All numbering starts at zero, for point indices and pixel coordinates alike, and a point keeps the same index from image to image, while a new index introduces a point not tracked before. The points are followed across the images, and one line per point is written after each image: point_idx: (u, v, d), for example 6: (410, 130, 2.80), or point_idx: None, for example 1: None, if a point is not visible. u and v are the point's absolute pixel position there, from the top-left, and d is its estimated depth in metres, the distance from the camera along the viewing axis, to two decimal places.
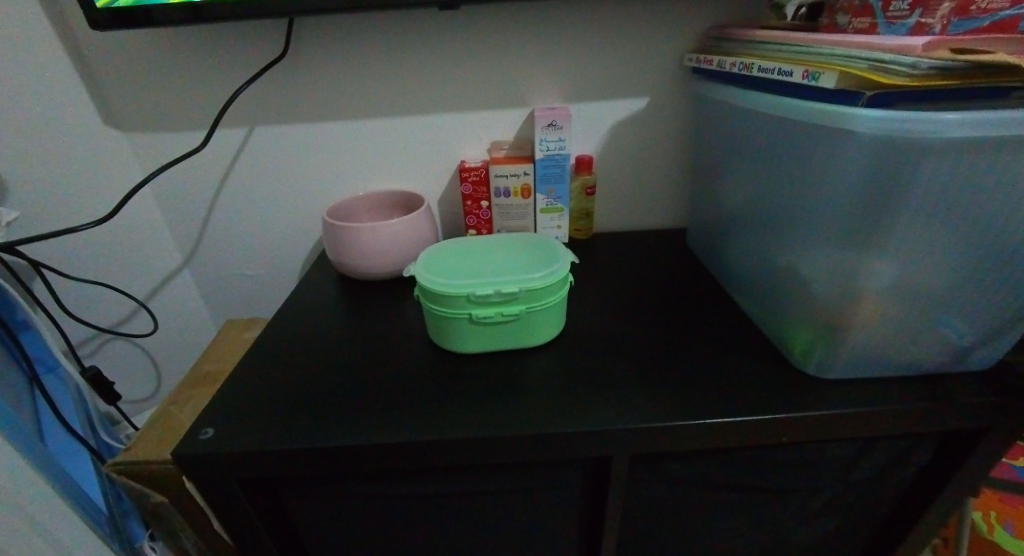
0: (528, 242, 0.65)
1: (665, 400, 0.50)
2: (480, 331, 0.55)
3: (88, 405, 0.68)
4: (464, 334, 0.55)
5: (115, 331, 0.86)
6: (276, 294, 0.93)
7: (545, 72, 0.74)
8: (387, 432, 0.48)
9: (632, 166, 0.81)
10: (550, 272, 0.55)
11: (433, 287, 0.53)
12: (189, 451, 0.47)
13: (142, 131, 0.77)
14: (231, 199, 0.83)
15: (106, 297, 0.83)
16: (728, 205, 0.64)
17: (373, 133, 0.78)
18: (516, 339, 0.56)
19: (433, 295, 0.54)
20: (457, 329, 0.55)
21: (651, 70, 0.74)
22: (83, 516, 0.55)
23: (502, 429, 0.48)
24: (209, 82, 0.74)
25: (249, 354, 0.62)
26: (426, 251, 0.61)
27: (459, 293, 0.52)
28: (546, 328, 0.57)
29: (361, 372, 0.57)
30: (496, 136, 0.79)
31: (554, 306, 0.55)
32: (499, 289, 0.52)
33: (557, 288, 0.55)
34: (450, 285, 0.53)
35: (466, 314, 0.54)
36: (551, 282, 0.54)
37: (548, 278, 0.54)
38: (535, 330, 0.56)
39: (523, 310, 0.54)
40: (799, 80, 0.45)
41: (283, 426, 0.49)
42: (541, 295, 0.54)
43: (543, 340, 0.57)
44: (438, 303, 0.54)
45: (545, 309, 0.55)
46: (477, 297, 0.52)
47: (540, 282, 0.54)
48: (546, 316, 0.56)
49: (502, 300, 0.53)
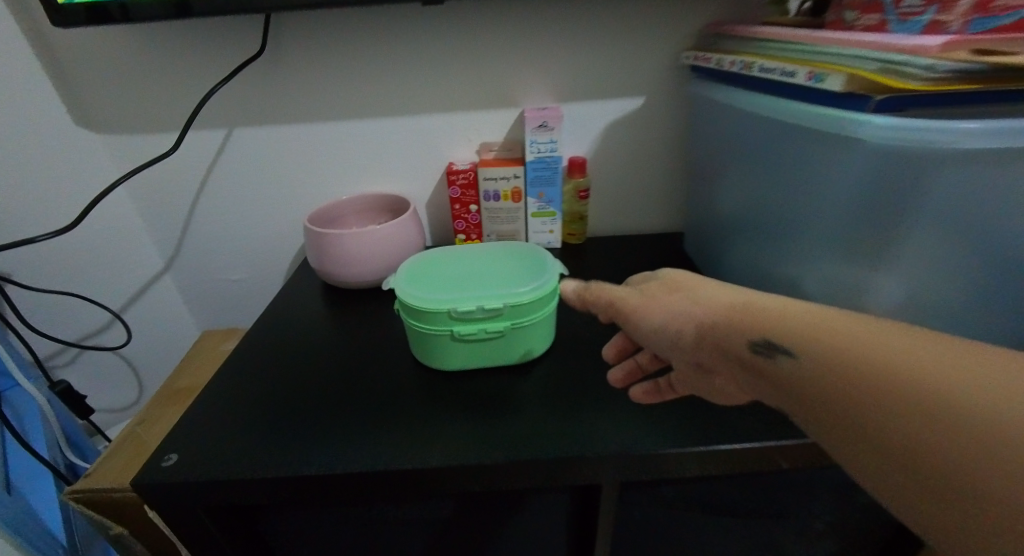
0: (516, 251, 0.61)
1: (659, 423, 0.47)
2: (462, 348, 0.52)
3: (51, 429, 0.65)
4: (446, 351, 0.52)
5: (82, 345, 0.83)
6: (261, 299, 0.91)
7: (536, 70, 0.70)
8: (357, 460, 0.45)
9: (628, 168, 0.78)
10: (540, 283, 0.52)
11: (411, 304, 0.50)
12: (148, 480, 0.45)
13: (118, 132, 0.74)
14: (212, 202, 0.81)
15: (76, 310, 0.81)
16: (728, 210, 0.61)
17: (357, 133, 0.75)
18: (502, 357, 0.53)
19: (412, 311, 0.51)
20: (438, 346, 0.52)
21: (647, 68, 0.70)
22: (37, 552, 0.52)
23: (481, 456, 0.45)
24: (184, 79, 0.70)
25: (223, 369, 0.59)
26: (407, 262, 0.58)
27: (437, 310, 0.49)
28: (535, 344, 0.54)
29: (338, 390, 0.54)
30: (485, 137, 0.76)
31: (542, 321, 0.53)
32: (480, 306, 0.49)
33: (546, 302, 0.52)
34: (429, 302, 0.50)
35: (446, 332, 0.51)
36: (540, 296, 0.51)
37: (537, 292, 0.51)
38: (522, 346, 0.53)
39: (509, 327, 0.51)
40: (803, 82, 0.41)
41: (249, 453, 0.47)
42: (528, 311, 0.51)
43: (531, 355, 0.54)
44: (417, 321, 0.51)
45: (531, 325, 0.52)
46: (459, 314, 0.49)
47: (527, 296, 0.51)
48: (535, 332, 0.53)
49: (485, 317, 0.50)
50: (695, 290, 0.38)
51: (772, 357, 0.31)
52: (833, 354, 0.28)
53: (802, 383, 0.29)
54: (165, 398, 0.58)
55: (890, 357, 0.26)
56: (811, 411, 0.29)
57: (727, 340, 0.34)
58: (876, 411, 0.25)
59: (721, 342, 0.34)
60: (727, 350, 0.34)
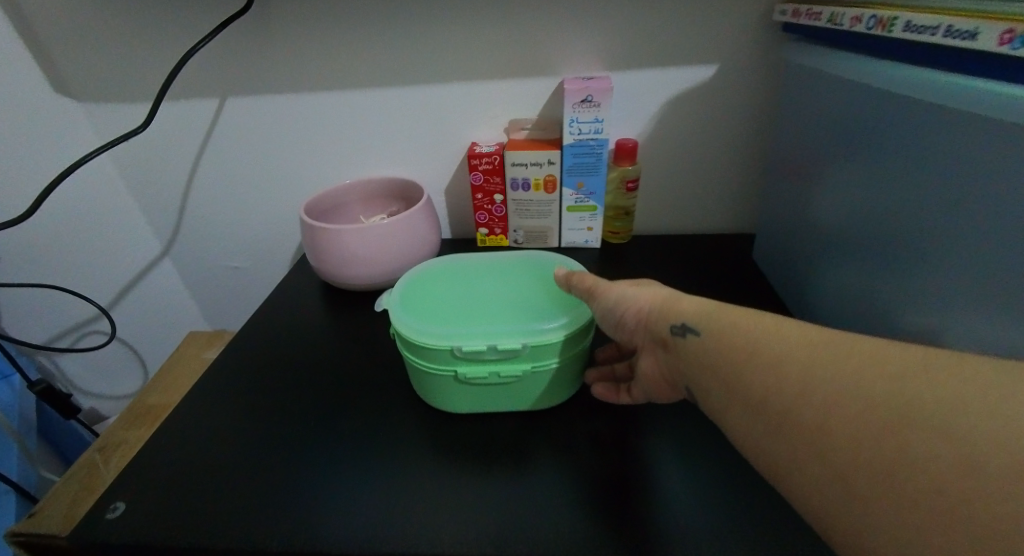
0: (538, 270, 0.51)
1: (719, 509, 0.36)
2: (469, 393, 0.42)
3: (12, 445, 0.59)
4: (451, 395, 0.43)
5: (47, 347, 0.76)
6: (265, 288, 0.83)
7: (582, 29, 0.56)
8: (336, 535, 0.36)
9: (689, 154, 0.64)
10: (571, 318, 0.42)
11: (409, 335, 0.41)
12: (87, 538, 0.37)
13: (95, 101, 0.65)
14: (207, 182, 0.72)
15: (71, 309, 0.76)
16: (824, 216, 0.47)
17: (365, 106, 0.64)
18: (518, 405, 0.43)
19: (410, 344, 0.41)
20: (441, 387, 0.42)
21: (725, 27, 0.55)
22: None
23: (488, 544, 0.35)
24: (165, 39, 0.60)
25: (198, 387, 0.51)
26: (402, 283, 0.49)
27: (440, 347, 0.40)
28: (559, 393, 0.44)
29: (325, 427, 0.45)
30: (515, 113, 0.63)
31: (571, 365, 0.42)
32: (494, 345, 0.39)
33: (576, 343, 0.42)
34: (430, 335, 0.40)
35: (451, 373, 0.41)
36: (570, 336, 0.41)
37: (567, 331, 0.40)
38: (543, 393, 0.43)
39: (530, 372, 0.41)
40: (992, 49, 0.28)
41: (208, 511, 0.38)
42: (554, 353, 0.41)
43: (553, 404, 0.44)
44: (416, 356, 0.41)
45: (556, 369, 0.42)
46: (467, 353, 0.40)
47: (553, 335, 0.40)
48: (560, 378, 0.43)
49: (498, 360, 0.40)
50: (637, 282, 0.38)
51: (688, 338, 0.33)
52: (759, 343, 0.29)
53: (711, 365, 0.31)
54: (132, 418, 0.51)
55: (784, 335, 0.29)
56: (702, 387, 0.32)
57: (655, 324, 0.35)
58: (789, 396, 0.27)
59: (650, 326, 0.36)
60: (653, 334, 0.36)
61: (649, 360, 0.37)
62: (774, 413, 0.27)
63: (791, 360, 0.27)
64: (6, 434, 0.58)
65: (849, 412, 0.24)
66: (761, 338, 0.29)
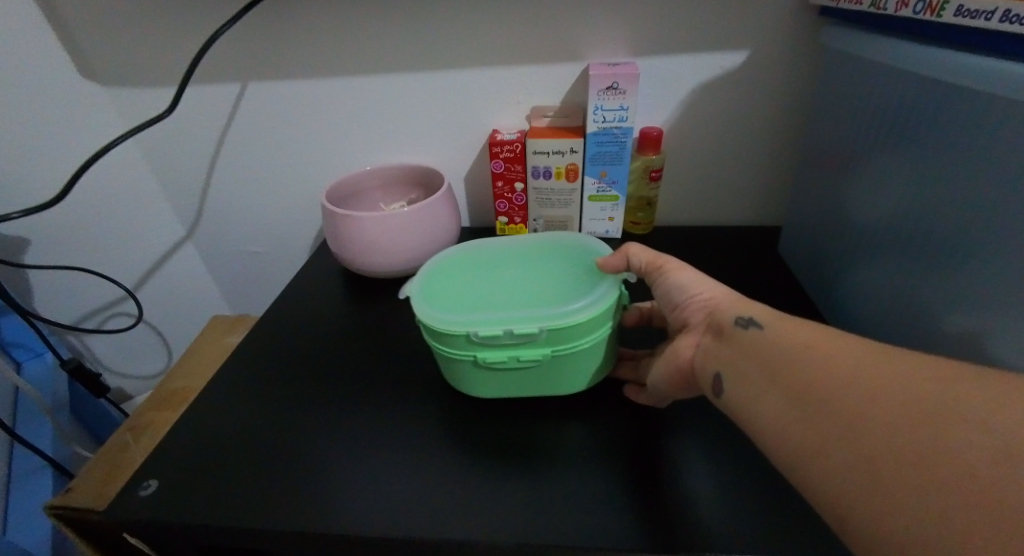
0: (563, 249, 0.50)
1: (747, 505, 0.36)
2: (491, 376, 0.42)
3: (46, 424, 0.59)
4: (472, 378, 0.43)
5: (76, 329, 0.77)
6: (286, 273, 0.83)
7: (609, 13, 0.55)
8: (360, 519, 0.36)
9: (715, 143, 0.62)
10: (591, 298, 0.40)
11: (425, 322, 0.40)
12: (119, 514, 0.38)
13: (121, 85, 0.65)
14: (229, 168, 0.72)
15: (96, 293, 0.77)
16: (858, 210, 0.46)
17: (387, 92, 0.63)
18: (542, 387, 0.43)
19: (428, 330, 0.41)
20: (462, 372, 0.42)
21: (759, 13, 0.53)
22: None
23: (511, 532, 0.35)
24: (188, 23, 0.60)
25: (221, 371, 0.51)
26: (432, 260, 0.49)
27: (455, 332, 0.39)
28: (585, 372, 0.42)
29: (348, 412, 0.45)
30: (538, 100, 0.62)
31: (594, 347, 0.41)
32: (511, 329, 0.38)
33: (599, 323, 0.40)
34: (446, 321, 0.40)
35: (470, 357, 0.40)
36: (591, 318, 0.39)
37: (588, 312, 0.39)
38: (566, 376, 0.42)
39: (552, 354, 0.40)
40: None
41: (234, 491, 0.39)
42: (574, 334, 0.39)
43: (582, 385, 0.43)
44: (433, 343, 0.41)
45: (580, 352, 0.40)
46: (484, 337, 0.39)
47: (578, 316, 0.39)
48: (584, 360, 0.41)
49: (517, 343, 0.39)
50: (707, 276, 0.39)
51: (749, 329, 0.33)
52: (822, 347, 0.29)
53: (762, 354, 0.31)
54: (159, 400, 0.52)
55: (850, 344, 0.28)
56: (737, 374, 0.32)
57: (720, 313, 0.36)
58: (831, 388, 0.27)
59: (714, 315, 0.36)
60: (711, 321, 0.36)
61: (688, 343, 0.37)
62: (816, 408, 0.27)
63: (851, 361, 0.27)
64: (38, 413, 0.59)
65: (898, 416, 0.24)
66: (826, 343, 0.29)
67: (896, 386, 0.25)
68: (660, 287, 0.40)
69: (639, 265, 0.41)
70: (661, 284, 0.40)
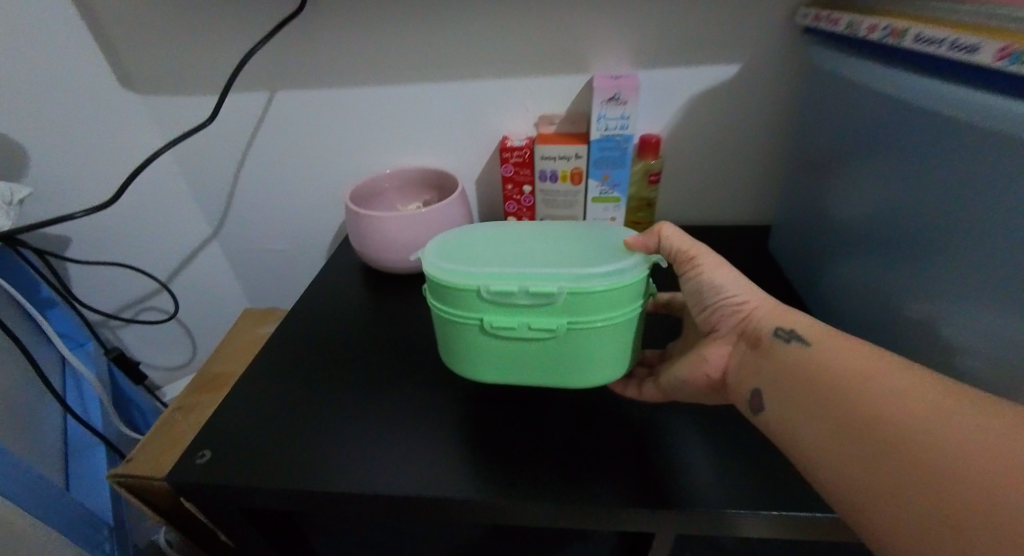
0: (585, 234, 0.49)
1: (734, 471, 0.41)
2: (500, 347, 0.42)
3: (98, 404, 0.65)
4: (480, 349, 0.42)
5: (118, 317, 0.84)
6: (306, 270, 0.88)
7: (611, 29, 0.60)
8: (394, 482, 0.41)
9: (712, 149, 0.67)
10: (615, 273, 0.40)
11: (439, 277, 0.41)
12: (181, 478, 0.43)
13: (158, 96, 0.70)
14: (255, 171, 0.77)
15: (129, 284, 0.83)
16: (838, 213, 0.51)
17: (405, 101, 0.68)
18: (554, 367, 0.42)
19: (437, 289, 0.41)
20: (469, 341, 0.42)
21: (751, 30, 0.58)
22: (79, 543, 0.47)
23: (525, 492, 0.40)
24: (223, 39, 0.65)
25: (258, 358, 0.56)
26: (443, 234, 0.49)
27: (467, 287, 0.39)
28: (596, 358, 0.41)
29: (375, 394, 0.50)
30: (546, 109, 0.67)
31: (612, 324, 0.40)
32: (527, 288, 0.39)
33: (616, 300, 0.39)
34: (460, 274, 0.40)
35: (479, 321, 0.41)
36: (611, 288, 0.39)
37: (605, 283, 0.38)
38: (580, 355, 0.41)
39: (562, 325, 0.40)
40: (989, 63, 0.31)
41: (280, 460, 0.44)
42: (588, 304, 0.39)
43: (599, 369, 0.42)
44: (439, 299, 0.41)
45: (597, 326, 0.40)
46: (494, 295, 0.39)
47: (599, 284, 0.39)
48: (596, 340, 0.41)
49: (529, 304, 0.39)
50: (738, 274, 0.40)
51: (792, 344, 0.36)
52: (857, 368, 0.32)
53: (801, 371, 0.34)
54: (203, 384, 0.57)
55: (879, 367, 0.31)
56: (772, 392, 0.36)
57: (759, 326, 0.38)
58: (853, 397, 0.31)
59: (750, 324, 0.39)
60: (747, 330, 0.39)
61: (723, 352, 0.40)
62: (855, 425, 0.30)
63: (886, 385, 0.30)
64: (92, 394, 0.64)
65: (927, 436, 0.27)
66: (864, 363, 0.32)
67: (920, 407, 0.28)
68: (692, 280, 0.40)
69: (670, 250, 0.41)
70: (693, 277, 0.40)
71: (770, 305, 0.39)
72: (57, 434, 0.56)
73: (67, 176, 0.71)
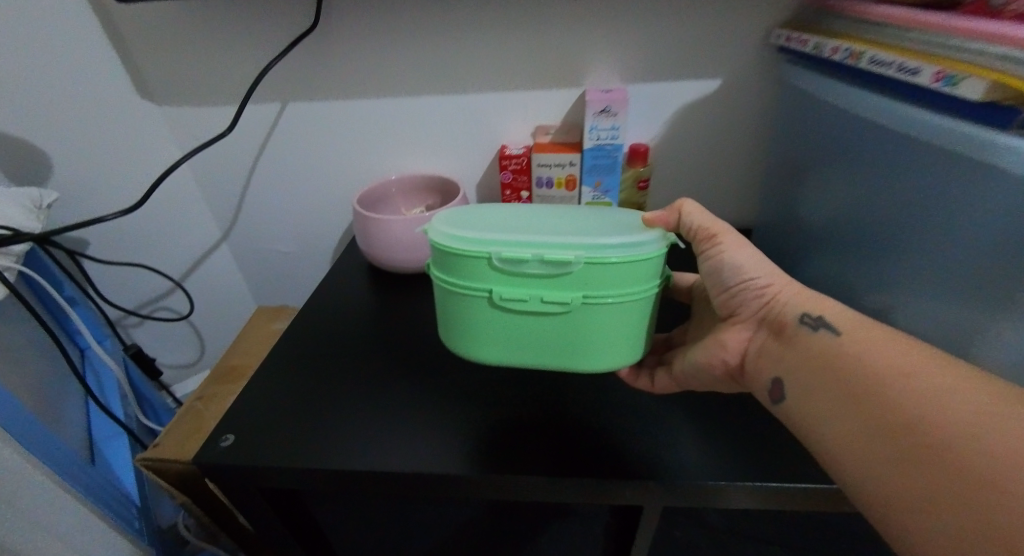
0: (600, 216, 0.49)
1: (715, 449, 0.45)
2: (508, 320, 0.42)
3: (118, 396, 0.68)
4: (487, 322, 0.42)
5: (139, 313, 0.88)
6: (313, 271, 0.92)
7: (604, 46, 0.64)
8: (408, 460, 0.45)
9: (698, 157, 0.71)
10: (630, 248, 0.40)
11: (447, 245, 0.40)
12: (208, 460, 0.46)
13: (176, 107, 0.73)
14: (266, 178, 0.81)
15: (144, 284, 0.87)
16: (810, 216, 0.56)
17: (410, 112, 0.73)
18: (564, 343, 0.42)
19: (445, 258, 0.41)
20: (475, 314, 0.42)
21: (732, 48, 0.62)
22: (116, 519, 0.51)
23: (524, 469, 0.44)
24: (240, 54, 0.69)
25: (273, 352, 0.60)
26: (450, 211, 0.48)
27: (477, 254, 0.39)
28: (604, 334, 0.41)
29: (386, 383, 0.54)
30: (542, 119, 0.71)
31: (625, 299, 0.40)
32: (539, 256, 0.39)
33: (628, 274, 0.40)
34: (470, 242, 0.40)
35: (487, 292, 0.41)
36: (627, 260, 0.39)
37: (620, 255, 0.39)
38: (592, 330, 0.41)
39: (573, 298, 0.40)
40: (928, 83, 0.37)
41: (301, 443, 0.48)
42: (599, 277, 0.39)
43: (611, 346, 0.42)
44: (448, 269, 0.41)
45: (611, 300, 0.40)
46: (505, 262, 0.39)
47: (614, 255, 0.39)
48: (605, 315, 0.40)
49: (541, 274, 0.39)
50: (761, 256, 0.41)
51: (820, 332, 0.37)
52: (878, 357, 0.33)
53: (827, 359, 0.36)
54: (222, 375, 0.61)
55: (896, 356, 0.33)
56: (789, 374, 0.38)
57: (781, 310, 0.39)
58: (859, 376, 0.33)
59: (772, 308, 0.40)
60: (769, 317, 0.40)
61: (741, 336, 0.42)
62: (872, 413, 0.32)
63: (904, 375, 0.32)
64: (113, 386, 0.68)
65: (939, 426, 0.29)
66: (888, 352, 0.33)
67: (931, 396, 0.30)
68: (712, 258, 0.42)
69: (689, 227, 0.43)
70: (712, 255, 0.42)
71: (798, 290, 0.40)
72: (82, 423, 0.59)
73: (89, 182, 0.75)
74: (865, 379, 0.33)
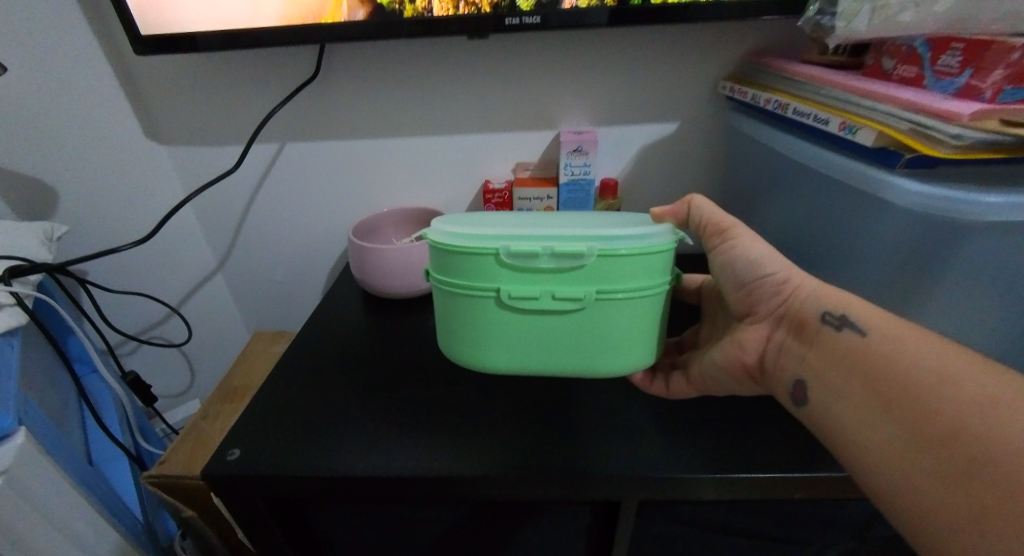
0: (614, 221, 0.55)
1: (682, 447, 0.51)
2: (519, 314, 0.47)
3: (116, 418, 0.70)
4: (495, 318, 0.47)
5: (140, 337, 0.91)
6: (304, 299, 0.96)
7: (576, 95, 0.73)
8: (405, 463, 0.50)
9: (663, 190, 0.80)
10: (632, 242, 0.46)
11: (455, 245, 0.46)
12: (215, 473, 0.49)
13: (180, 147, 0.79)
14: (263, 212, 0.86)
15: (143, 312, 0.90)
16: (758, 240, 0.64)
17: (400, 151, 0.79)
18: (574, 334, 0.47)
19: (451, 256, 0.46)
20: (486, 309, 0.47)
21: (687, 96, 0.72)
22: (125, 532, 0.55)
23: (510, 469, 0.49)
24: (244, 101, 0.75)
25: (274, 371, 0.64)
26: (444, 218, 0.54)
27: (488, 249, 0.45)
28: (614, 325, 0.47)
29: (383, 396, 0.58)
30: (522, 157, 0.79)
31: (633, 289, 0.46)
32: (549, 249, 0.45)
33: (637, 266, 0.45)
34: (478, 241, 0.46)
35: (496, 289, 0.46)
36: (632, 254, 0.45)
37: (627, 247, 0.44)
38: (604, 319, 0.47)
39: (588, 292, 0.45)
40: (836, 130, 0.46)
41: (304, 453, 0.51)
42: (607, 268, 0.45)
43: (620, 336, 0.47)
44: (455, 268, 0.47)
45: (619, 290, 0.46)
46: (514, 256, 0.45)
47: (620, 248, 0.45)
48: (615, 305, 0.46)
49: (550, 268, 0.45)
50: (772, 250, 0.46)
51: (846, 332, 0.41)
52: (883, 354, 0.38)
53: (847, 353, 0.40)
54: (226, 395, 0.65)
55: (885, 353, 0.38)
56: (812, 364, 0.43)
57: (801, 303, 0.45)
58: (865, 360, 0.39)
59: (791, 305, 0.45)
60: (789, 315, 0.45)
61: (763, 333, 0.47)
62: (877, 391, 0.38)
63: (898, 365, 0.37)
64: (111, 409, 0.70)
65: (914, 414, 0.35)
66: (899, 347, 0.38)
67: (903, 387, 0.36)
68: (724, 250, 0.47)
69: (700, 218, 0.49)
70: (723, 248, 0.48)
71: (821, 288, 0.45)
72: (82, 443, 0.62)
73: (93, 216, 0.79)
74: (866, 361, 0.39)
